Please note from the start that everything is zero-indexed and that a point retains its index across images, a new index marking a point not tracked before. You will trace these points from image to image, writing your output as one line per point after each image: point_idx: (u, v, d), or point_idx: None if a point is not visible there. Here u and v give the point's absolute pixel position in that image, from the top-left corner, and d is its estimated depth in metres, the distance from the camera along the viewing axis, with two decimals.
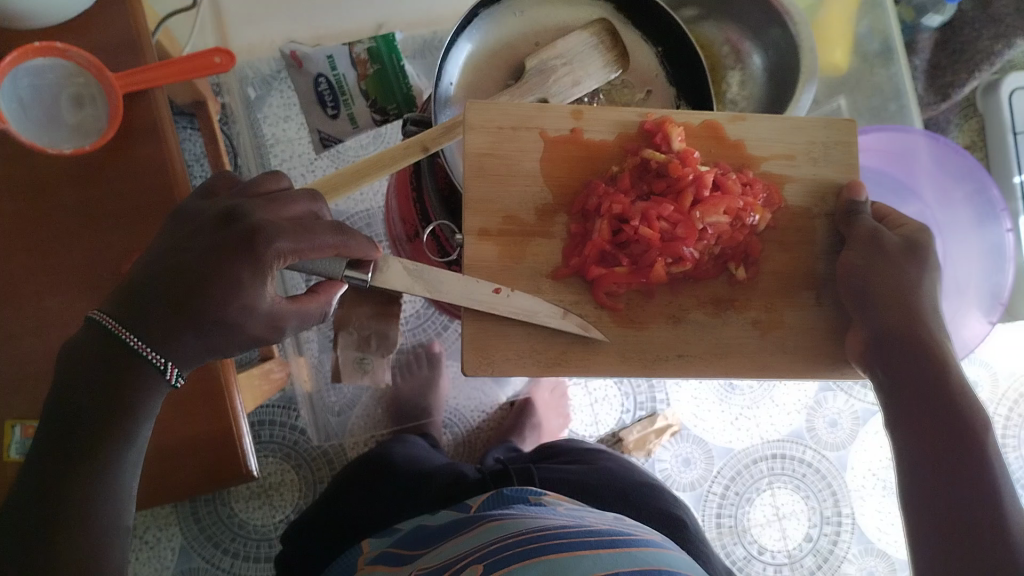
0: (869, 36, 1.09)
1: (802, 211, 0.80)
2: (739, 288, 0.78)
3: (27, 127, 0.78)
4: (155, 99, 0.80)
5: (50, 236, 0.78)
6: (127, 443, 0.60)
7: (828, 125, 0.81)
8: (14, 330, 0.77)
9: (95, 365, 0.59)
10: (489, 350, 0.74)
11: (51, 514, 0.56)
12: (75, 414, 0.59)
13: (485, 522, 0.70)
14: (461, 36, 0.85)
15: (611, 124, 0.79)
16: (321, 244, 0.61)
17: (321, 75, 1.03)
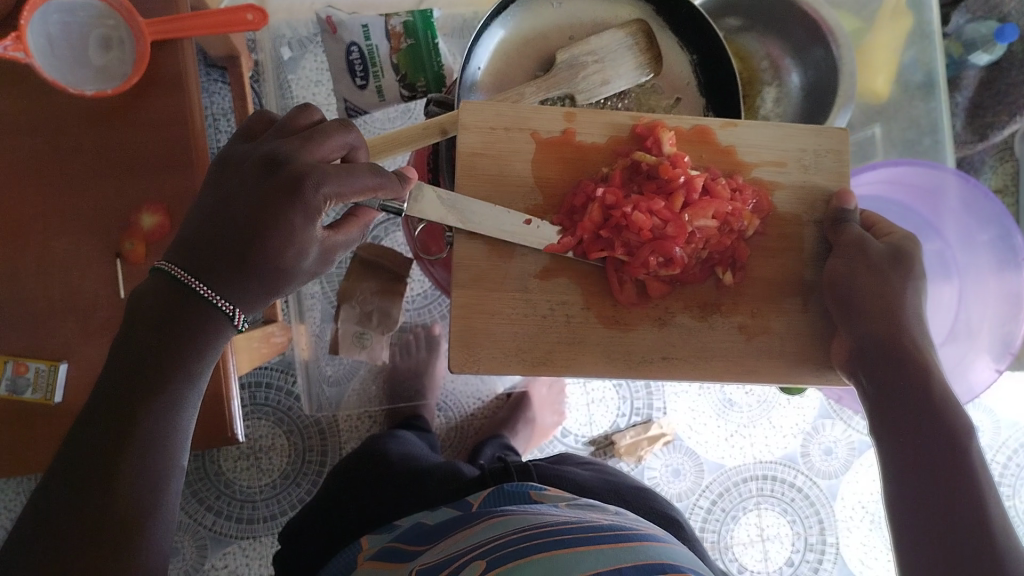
0: (914, 67, 1.07)
1: (790, 218, 0.79)
2: (726, 293, 0.77)
3: (52, 64, 0.76)
4: (182, 50, 0.79)
5: (65, 176, 0.77)
6: (189, 382, 0.57)
7: (821, 132, 0.79)
8: (18, 266, 0.76)
9: (159, 305, 0.56)
10: (475, 348, 0.74)
11: (115, 449, 0.53)
12: (142, 352, 0.56)
13: (490, 518, 0.70)
14: (494, 22, 0.84)
15: (601, 127, 0.78)
16: (360, 188, 0.58)
17: (354, 44, 1.01)
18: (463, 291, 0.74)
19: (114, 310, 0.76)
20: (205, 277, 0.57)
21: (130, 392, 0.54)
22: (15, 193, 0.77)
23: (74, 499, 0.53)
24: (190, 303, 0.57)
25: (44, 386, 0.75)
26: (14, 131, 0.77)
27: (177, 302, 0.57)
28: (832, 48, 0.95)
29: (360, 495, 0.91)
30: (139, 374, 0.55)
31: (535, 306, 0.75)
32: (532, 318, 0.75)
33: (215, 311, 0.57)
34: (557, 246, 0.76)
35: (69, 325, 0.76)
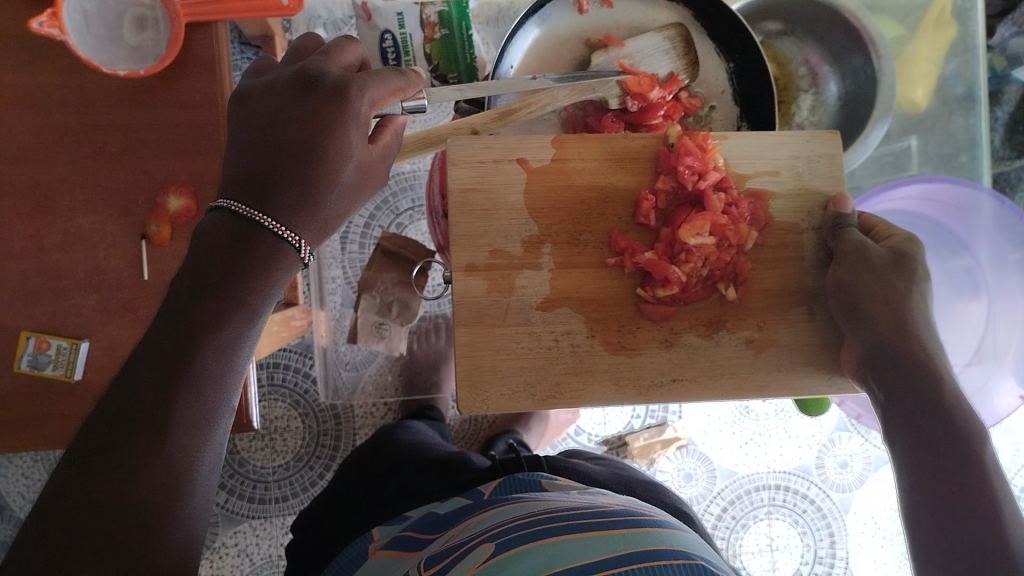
0: (954, 79, 1.06)
1: (789, 227, 0.78)
2: (730, 308, 0.76)
3: (87, 42, 0.76)
4: (215, 32, 0.79)
5: (93, 153, 0.77)
6: (249, 319, 0.54)
7: (811, 137, 0.78)
8: (44, 243, 0.77)
9: (223, 243, 0.55)
10: (484, 387, 0.73)
11: (171, 377, 0.50)
12: (205, 283, 0.53)
13: (502, 505, 0.69)
14: (529, 20, 0.83)
15: (593, 152, 0.76)
16: (391, 88, 0.60)
17: (388, 31, 1.00)
18: (465, 330, 0.73)
19: (135, 290, 0.77)
20: (246, 245, 0.55)
21: (178, 332, 0.51)
22: (43, 166, 0.77)
23: (115, 433, 0.49)
24: (257, 240, 0.55)
25: (66, 365, 0.75)
26: (45, 105, 0.77)
27: (241, 241, 0.55)
28: (874, 57, 0.93)
29: (373, 491, 0.90)
30: (201, 302, 0.53)
31: (539, 338, 0.74)
32: (537, 351, 0.74)
33: (280, 244, 0.56)
34: (558, 275, 0.75)
35: (90, 303, 0.76)
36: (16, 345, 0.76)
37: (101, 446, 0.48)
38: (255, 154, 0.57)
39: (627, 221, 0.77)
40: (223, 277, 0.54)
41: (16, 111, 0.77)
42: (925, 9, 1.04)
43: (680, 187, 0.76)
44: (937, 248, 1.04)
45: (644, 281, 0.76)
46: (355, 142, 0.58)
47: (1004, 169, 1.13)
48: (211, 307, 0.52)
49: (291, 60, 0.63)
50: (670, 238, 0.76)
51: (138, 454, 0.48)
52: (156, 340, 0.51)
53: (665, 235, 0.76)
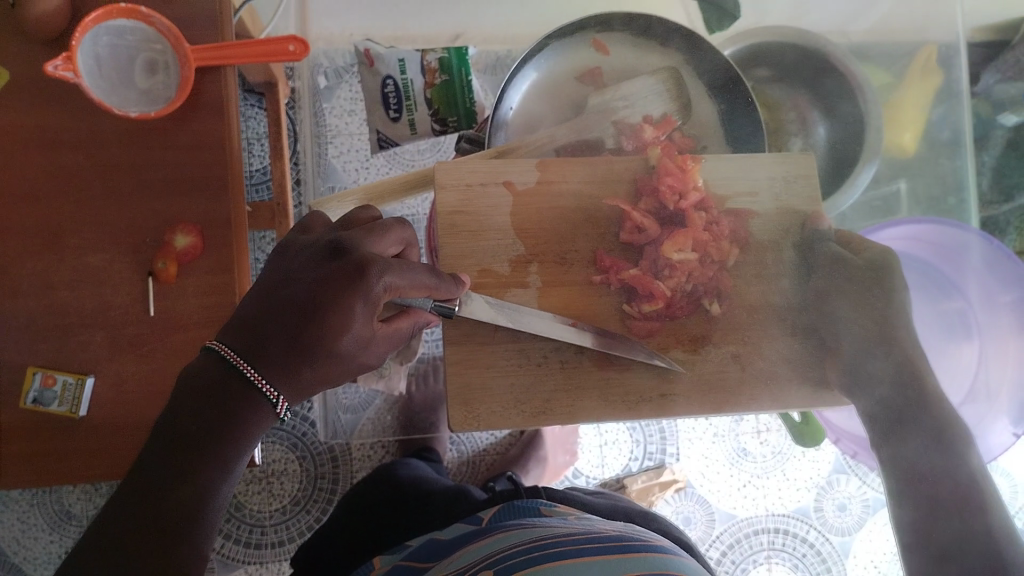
0: (941, 124, 1.09)
1: (768, 244, 0.80)
2: (714, 323, 0.77)
3: (99, 85, 0.78)
4: (225, 78, 0.81)
5: (101, 192, 0.79)
6: (225, 469, 0.52)
7: (786, 160, 0.81)
8: (51, 281, 0.78)
9: (203, 389, 0.54)
10: (475, 405, 0.74)
11: (141, 530, 0.48)
12: (182, 432, 0.52)
13: (497, 533, 0.70)
14: (528, 65, 0.86)
15: (576, 173, 0.79)
16: (417, 283, 0.61)
17: (390, 77, 1.08)
18: (453, 347, 0.74)
19: (141, 326, 0.78)
20: (229, 389, 0.54)
21: (150, 483, 0.50)
22: (50, 205, 0.78)
23: (133, 540, 0.48)
24: (237, 388, 0.54)
25: (71, 400, 0.76)
26: (53, 147, 0.78)
27: (221, 389, 0.54)
28: (860, 101, 0.97)
29: (372, 524, 0.91)
30: (177, 452, 0.51)
31: (528, 354, 0.75)
32: (527, 368, 0.75)
33: (258, 399, 0.54)
34: (545, 293, 0.76)
35: (97, 339, 0.77)
36: (23, 381, 0.76)
37: (135, 545, 0.48)
38: (274, 307, 0.57)
39: (611, 241, 0.78)
40: (203, 426, 0.52)
41: (27, 151, 0.78)
42: (911, 57, 1.10)
43: (663, 207, 0.78)
44: (928, 287, 1.02)
45: (630, 298, 0.77)
46: (360, 321, 0.57)
47: (992, 212, 1.14)
48: (189, 458, 0.51)
49: (339, 227, 0.62)
50: (653, 255, 0.76)
51: (168, 538, 0.49)
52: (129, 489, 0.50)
53: (648, 253, 0.77)
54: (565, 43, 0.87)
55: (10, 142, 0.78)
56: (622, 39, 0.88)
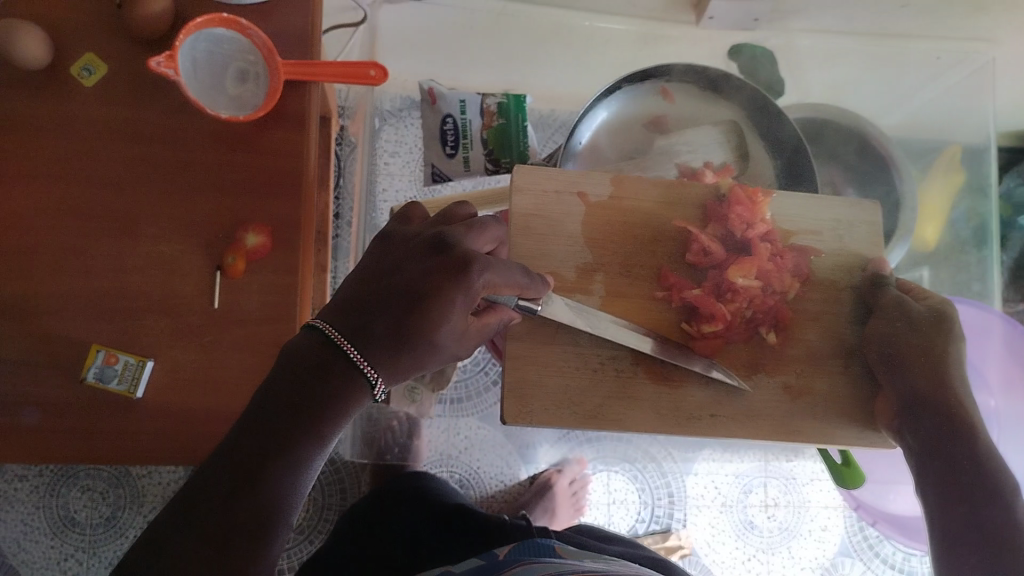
0: (963, 219, 1.27)
1: (830, 283, 0.86)
2: (770, 354, 0.83)
3: (194, 85, 0.82)
4: (309, 92, 0.86)
5: (183, 190, 0.82)
6: (320, 442, 0.55)
7: (850, 207, 0.89)
8: (126, 264, 0.80)
9: (310, 362, 0.57)
10: (529, 401, 0.78)
11: (237, 491, 0.51)
12: (285, 402, 0.55)
13: (521, 565, 0.72)
14: (603, 102, 0.94)
15: (650, 189, 0.86)
16: (510, 279, 0.66)
17: (450, 117, 1.14)
18: (517, 343, 0.78)
19: (207, 318, 0.81)
20: (336, 363, 0.57)
21: (251, 444, 0.53)
22: (133, 193, 0.81)
23: (230, 498, 0.51)
24: (337, 366, 0.57)
25: (130, 380, 0.78)
26: (142, 144, 0.81)
27: (323, 367, 0.57)
28: (896, 180, 1.08)
29: (377, 547, 0.95)
30: (278, 421, 0.54)
31: (586, 359, 0.80)
32: (585, 371, 0.79)
33: (358, 377, 0.57)
34: (607, 302, 0.82)
35: (160, 326, 0.80)
36: (86, 357, 0.78)
37: (231, 506, 0.51)
38: (375, 292, 0.60)
39: (676, 260, 0.85)
40: (305, 399, 0.55)
41: (115, 140, 0.81)
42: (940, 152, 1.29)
43: (730, 234, 0.85)
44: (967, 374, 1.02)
45: (689, 317, 0.83)
46: (457, 316, 0.60)
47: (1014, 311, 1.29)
48: (290, 427, 0.54)
49: (438, 220, 0.68)
50: (717, 279, 0.83)
51: (260, 501, 0.52)
52: (229, 447, 0.53)
53: (712, 276, 0.83)
54: (639, 88, 0.95)
55: (102, 130, 0.81)
56: (692, 90, 0.96)
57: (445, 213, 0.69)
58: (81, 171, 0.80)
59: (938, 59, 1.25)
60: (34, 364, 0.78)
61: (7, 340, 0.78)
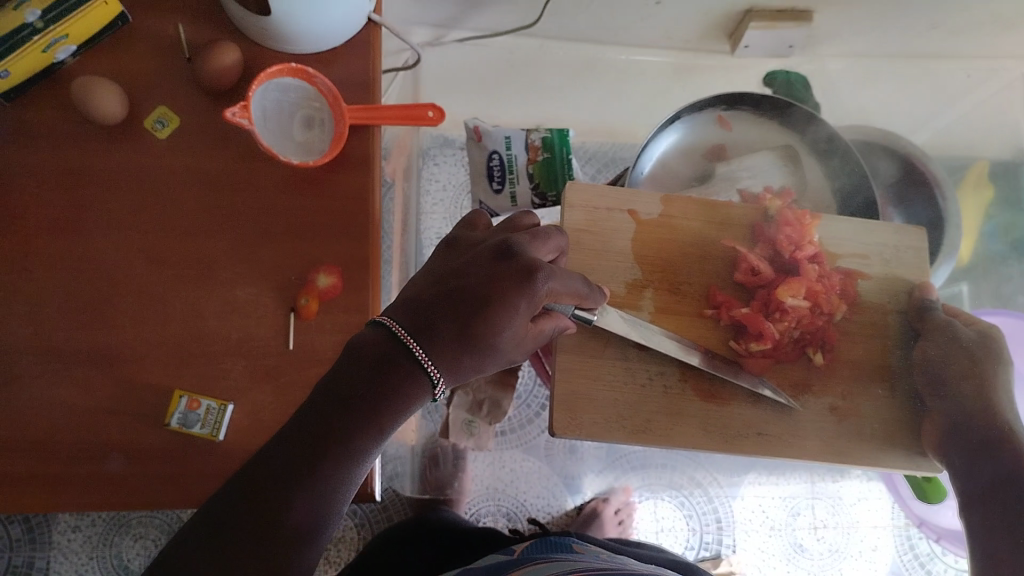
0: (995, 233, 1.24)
1: (877, 307, 0.90)
2: (817, 373, 0.87)
3: (266, 131, 0.86)
4: (373, 136, 0.88)
5: (255, 234, 0.84)
6: (378, 435, 0.57)
7: (898, 232, 0.92)
8: (202, 310, 0.82)
9: (377, 356, 0.58)
10: (579, 413, 0.83)
11: (292, 478, 0.54)
12: (345, 395, 0.57)
13: (535, 562, 0.74)
14: (669, 129, 1.05)
15: (699, 212, 0.90)
16: (570, 288, 0.68)
17: (496, 152, 1.16)
18: (568, 355, 0.83)
19: (282, 358, 0.82)
20: (404, 355, 0.59)
21: (311, 434, 0.55)
22: (209, 241, 0.83)
23: (285, 485, 0.54)
24: (400, 363, 0.58)
25: (213, 424, 0.79)
26: (213, 191, 0.84)
27: (388, 362, 0.58)
28: (939, 199, 1.13)
29: None
30: (338, 414, 0.56)
31: (634, 374, 0.84)
32: (632, 387, 0.83)
33: (418, 373, 0.58)
34: (655, 317, 0.86)
35: (239, 367, 0.82)
36: (170, 402, 0.80)
37: (284, 491, 0.53)
38: (438, 296, 0.62)
39: (725, 281, 0.88)
40: (368, 392, 0.57)
41: (191, 191, 0.84)
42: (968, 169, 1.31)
43: (778, 255, 0.89)
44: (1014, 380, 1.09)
45: (737, 335, 0.87)
46: (519, 319, 0.62)
47: None
48: (348, 420, 0.56)
49: (501, 229, 0.71)
50: (765, 299, 0.87)
51: (312, 488, 0.54)
52: (288, 433, 0.56)
53: (760, 295, 0.87)
54: (701, 118, 1.07)
55: (173, 181, 0.84)
56: (749, 120, 1.07)
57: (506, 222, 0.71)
58: (159, 221, 0.83)
59: (969, 78, 1.31)
60: (116, 412, 0.79)
61: (93, 388, 0.80)
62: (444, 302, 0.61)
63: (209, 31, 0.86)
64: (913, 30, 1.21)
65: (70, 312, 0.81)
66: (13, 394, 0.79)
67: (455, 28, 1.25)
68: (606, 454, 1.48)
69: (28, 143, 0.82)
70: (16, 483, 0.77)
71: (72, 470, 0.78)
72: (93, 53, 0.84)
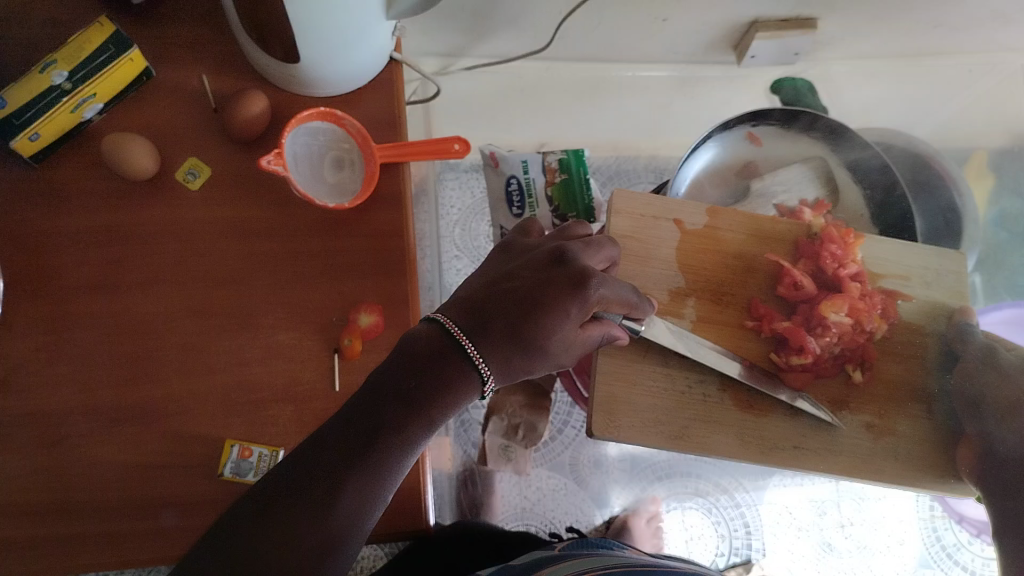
0: (1000, 219, 1.34)
1: (913, 327, 0.91)
2: (854, 390, 0.87)
3: (298, 173, 0.86)
4: (401, 174, 0.89)
5: (295, 279, 0.84)
6: (428, 425, 0.62)
7: (940, 255, 0.94)
8: (245, 357, 0.81)
9: (430, 353, 0.63)
10: (618, 415, 0.83)
11: (347, 458, 0.58)
12: (398, 387, 0.62)
13: (570, 559, 0.79)
14: (705, 145, 1.12)
15: (738, 224, 0.92)
16: (621, 295, 0.71)
17: (514, 177, 1.17)
18: (608, 358, 0.84)
19: (328, 402, 0.81)
20: (458, 351, 0.63)
21: (366, 420, 0.60)
22: (249, 288, 0.83)
23: (341, 464, 0.58)
24: (453, 360, 0.63)
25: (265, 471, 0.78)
26: (248, 239, 0.84)
27: (442, 357, 0.63)
28: (957, 194, 1.18)
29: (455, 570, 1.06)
30: (392, 402, 0.61)
31: (674, 380, 0.84)
32: (672, 394, 0.84)
33: (470, 372, 0.63)
34: (697, 326, 0.88)
35: (286, 414, 0.80)
36: (220, 453, 0.78)
37: (340, 469, 0.58)
38: (495, 300, 0.66)
39: (766, 293, 0.90)
40: (419, 384, 0.62)
41: (228, 239, 0.84)
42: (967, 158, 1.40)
43: (821, 271, 0.90)
44: None
45: (778, 348, 0.88)
46: (572, 322, 0.65)
47: None
48: (402, 407, 0.61)
49: (554, 238, 0.76)
50: (807, 313, 0.88)
51: (366, 467, 0.59)
52: (345, 418, 0.61)
53: (802, 310, 0.88)
54: (733, 135, 1.14)
55: (207, 232, 0.84)
56: (778, 134, 1.14)
57: (559, 232, 0.77)
58: (199, 270, 0.83)
59: (969, 73, 1.32)
60: (167, 467, 0.78)
61: (141, 444, 0.78)
62: (501, 306, 0.65)
63: (234, 80, 0.88)
64: (916, 31, 1.22)
65: (115, 371, 0.80)
66: (59, 457, 0.77)
67: (463, 57, 1.25)
68: (630, 467, 1.48)
69: (62, 205, 0.83)
70: (68, 551, 0.75)
71: (128, 526, 0.76)
72: (122, 108, 0.85)
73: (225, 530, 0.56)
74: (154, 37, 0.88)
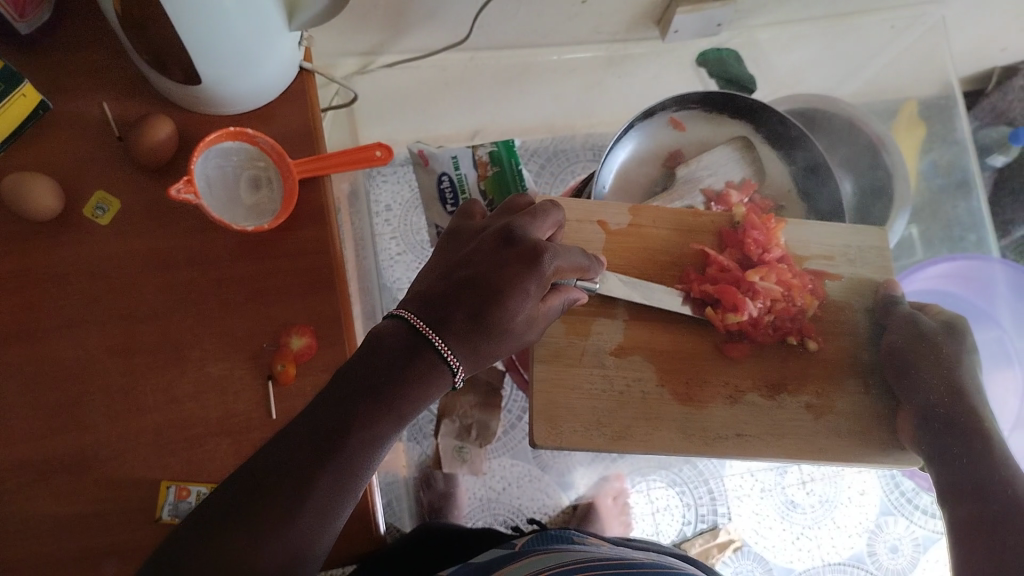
0: (934, 170, 1.41)
1: (845, 305, 0.92)
2: (790, 373, 0.88)
3: (212, 198, 0.83)
4: (325, 186, 0.86)
5: (218, 306, 0.81)
6: (398, 421, 0.59)
7: (860, 234, 0.95)
8: (176, 393, 0.78)
9: (398, 348, 0.61)
10: (559, 422, 0.84)
11: (316, 459, 0.55)
12: (366, 380, 0.59)
13: (535, 554, 0.78)
14: (627, 135, 1.12)
15: (664, 220, 0.92)
16: (572, 262, 0.71)
17: (445, 174, 1.15)
18: (546, 367, 0.85)
19: (266, 430, 0.78)
20: (428, 347, 0.61)
21: (335, 418, 0.57)
22: (172, 319, 0.80)
23: (309, 465, 0.55)
24: (424, 357, 0.61)
25: None
26: (168, 270, 0.81)
27: (412, 352, 0.61)
28: (885, 155, 1.20)
29: None
30: (362, 398, 0.58)
31: (612, 382, 0.85)
32: (611, 395, 0.85)
33: (440, 365, 0.61)
34: (629, 327, 0.87)
35: (223, 447, 0.77)
36: (156, 495, 0.76)
37: (307, 471, 0.54)
38: (452, 288, 0.64)
39: None
40: (389, 379, 0.59)
41: (145, 271, 0.81)
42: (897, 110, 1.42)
43: (746, 258, 0.91)
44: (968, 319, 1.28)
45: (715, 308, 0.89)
46: (533, 297, 0.65)
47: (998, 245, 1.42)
48: (372, 404, 0.58)
49: (503, 213, 0.76)
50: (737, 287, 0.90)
51: (334, 469, 0.55)
52: (313, 414, 0.58)
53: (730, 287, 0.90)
54: (655, 121, 1.13)
55: (123, 266, 0.81)
56: (700, 117, 1.14)
57: (506, 208, 0.77)
58: (117, 308, 0.80)
59: (893, 27, 1.32)
60: (102, 515, 0.75)
61: (74, 495, 0.75)
62: (459, 291, 0.64)
63: (137, 105, 0.85)
64: None
65: (39, 417, 0.77)
66: None
67: (385, 53, 1.22)
68: None
69: None
70: None
71: None
72: (19, 145, 0.82)
73: (183, 543, 0.52)
74: (48, 68, 0.84)
